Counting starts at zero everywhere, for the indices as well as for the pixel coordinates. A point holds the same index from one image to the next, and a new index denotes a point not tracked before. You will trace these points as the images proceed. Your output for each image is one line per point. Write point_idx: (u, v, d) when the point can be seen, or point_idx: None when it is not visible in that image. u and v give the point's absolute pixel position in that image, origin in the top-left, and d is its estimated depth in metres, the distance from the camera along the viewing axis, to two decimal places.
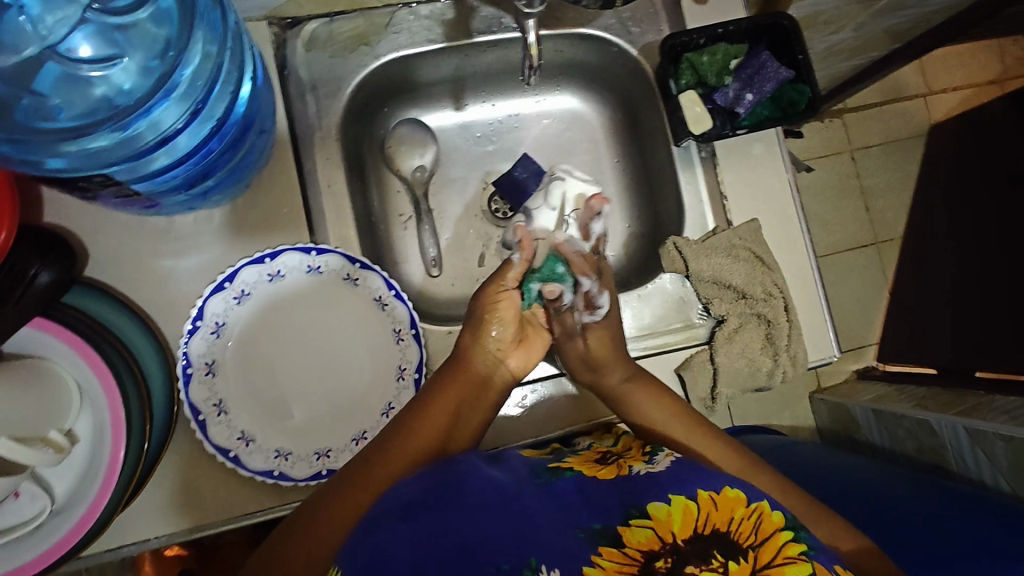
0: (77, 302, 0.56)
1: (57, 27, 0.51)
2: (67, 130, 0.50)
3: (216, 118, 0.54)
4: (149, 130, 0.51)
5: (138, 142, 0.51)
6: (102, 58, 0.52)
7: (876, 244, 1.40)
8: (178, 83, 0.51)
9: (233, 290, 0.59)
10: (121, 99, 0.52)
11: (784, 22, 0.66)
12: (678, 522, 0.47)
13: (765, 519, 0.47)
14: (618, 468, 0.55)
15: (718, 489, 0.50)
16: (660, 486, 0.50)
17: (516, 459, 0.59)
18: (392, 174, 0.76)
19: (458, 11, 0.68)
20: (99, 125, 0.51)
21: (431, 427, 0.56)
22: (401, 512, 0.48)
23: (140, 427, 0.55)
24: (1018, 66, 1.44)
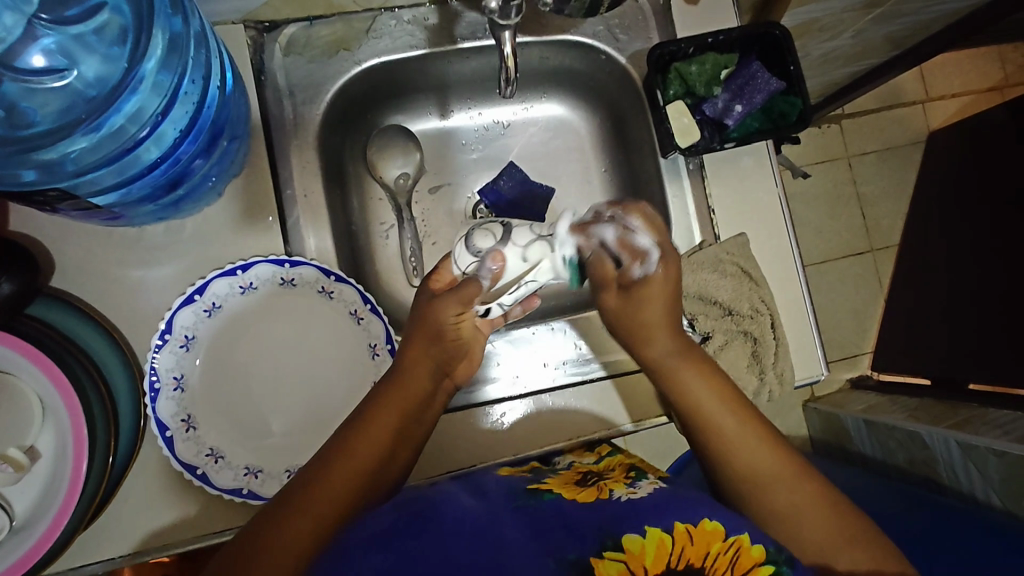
0: (41, 314, 0.55)
1: (14, 30, 0.50)
2: (34, 137, 0.50)
3: (187, 117, 0.52)
4: (119, 131, 0.51)
5: (112, 143, 0.51)
6: (61, 67, 0.51)
7: (872, 252, 1.38)
8: (143, 81, 0.50)
9: (203, 302, 0.58)
10: (87, 103, 0.51)
11: (776, 32, 0.63)
12: (651, 555, 0.45)
13: (742, 554, 0.46)
14: (598, 491, 0.53)
15: (696, 521, 0.48)
16: (637, 516, 0.48)
17: (494, 481, 0.58)
18: (374, 180, 0.75)
19: (441, 15, 0.66)
20: (68, 130, 0.50)
21: (371, 441, 0.55)
22: (369, 538, 0.47)
23: (105, 439, 0.53)
24: (1018, 73, 1.42)
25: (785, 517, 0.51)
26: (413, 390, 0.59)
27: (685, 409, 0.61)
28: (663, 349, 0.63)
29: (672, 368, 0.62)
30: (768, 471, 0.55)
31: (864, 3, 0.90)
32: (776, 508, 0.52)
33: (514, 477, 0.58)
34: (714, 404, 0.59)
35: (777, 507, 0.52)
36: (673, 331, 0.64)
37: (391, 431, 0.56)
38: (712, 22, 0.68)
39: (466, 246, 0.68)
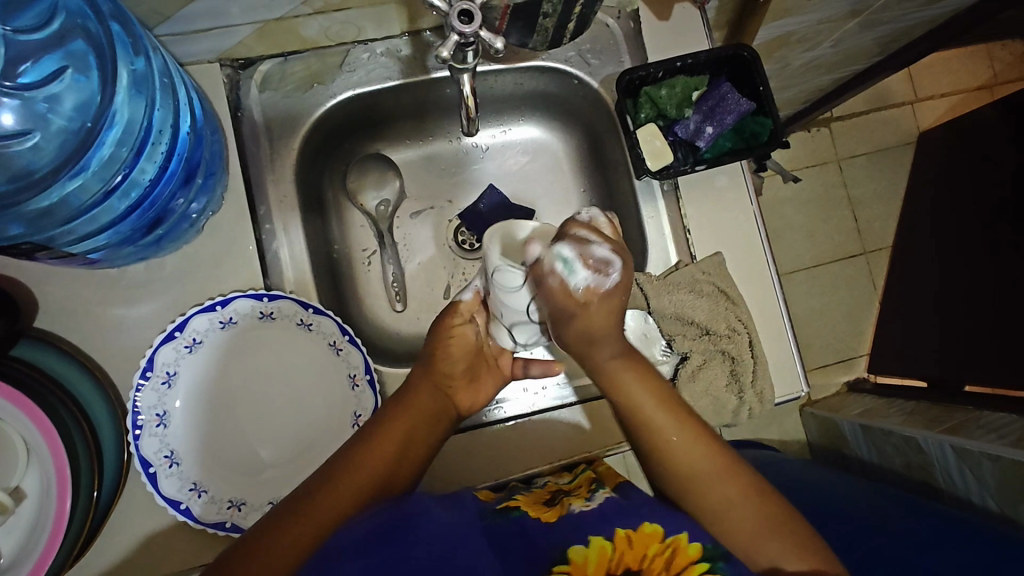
0: (24, 355, 0.55)
1: None
2: (13, 194, 0.51)
3: (162, 157, 0.53)
4: (95, 178, 0.52)
5: (92, 188, 0.52)
6: (34, 123, 0.53)
7: (865, 255, 1.38)
8: (115, 127, 0.51)
9: (184, 339, 0.58)
10: (61, 155, 0.52)
11: (744, 53, 0.65)
12: (594, 562, 0.46)
13: (679, 554, 0.47)
14: (559, 508, 0.54)
15: (637, 525, 0.49)
16: (582, 527, 0.49)
17: (470, 499, 0.58)
18: (354, 208, 0.76)
19: (414, 46, 0.67)
20: (47, 183, 0.52)
21: (379, 455, 0.56)
22: (348, 546, 0.47)
23: (88, 477, 0.54)
24: (1007, 70, 1.42)
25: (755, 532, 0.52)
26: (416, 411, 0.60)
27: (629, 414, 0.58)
28: (656, 414, 0.57)
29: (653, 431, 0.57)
30: (705, 471, 0.55)
31: (845, 11, 0.90)
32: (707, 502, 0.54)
33: (487, 499, 0.58)
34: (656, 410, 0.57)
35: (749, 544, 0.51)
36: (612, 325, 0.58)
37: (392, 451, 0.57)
38: (682, 43, 0.68)
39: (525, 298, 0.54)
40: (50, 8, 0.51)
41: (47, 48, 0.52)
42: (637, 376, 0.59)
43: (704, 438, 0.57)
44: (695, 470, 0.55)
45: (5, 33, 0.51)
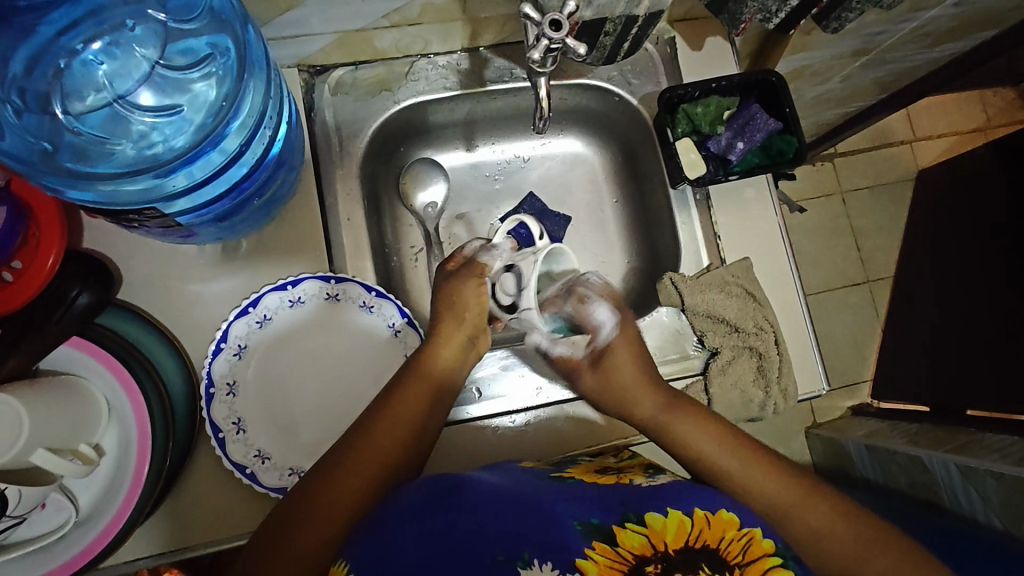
0: (109, 322, 0.60)
1: (120, 77, 0.55)
2: (117, 174, 0.52)
3: (253, 160, 0.56)
4: (189, 172, 0.53)
5: (184, 179, 0.53)
6: (158, 107, 0.55)
7: (868, 283, 1.45)
8: (225, 129, 0.54)
9: (256, 314, 0.63)
10: (172, 144, 0.54)
11: (772, 78, 0.72)
12: (672, 532, 0.49)
13: (754, 544, 0.50)
14: (619, 478, 0.58)
15: (714, 510, 0.52)
16: (659, 498, 0.53)
17: (515, 467, 0.62)
18: (406, 209, 0.81)
19: (472, 61, 0.73)
20: (141, 170, 0.53)
21: (391, 426, 0.58)
22: (400, 513, 0.51)
23: (162, 430, 0.59)
24: (1000, 115, 1.52)
25: (811, 538, 0.54)
26: (438, 371, 0.64)
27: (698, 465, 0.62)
28: (648, 408, 0.66)
29: (669, 424, 0.64)
30: (778, 500, 0.57)
31: (853, 51, 0.99)
32: (792, 520, 0.55)
33: (537, 468, 0.62)
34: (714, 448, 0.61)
35: (796, 529, 0.55)
36: (655, 388, 0.67)
37: (421, 406, 0.61)
38: (714, 69, 0.76)
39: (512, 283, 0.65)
40: (202, 7, 0.55)
41: (187, 40, 0.55)
42: (643, 383, 0.67)
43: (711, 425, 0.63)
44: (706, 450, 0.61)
45: (161, 20, 0.54)
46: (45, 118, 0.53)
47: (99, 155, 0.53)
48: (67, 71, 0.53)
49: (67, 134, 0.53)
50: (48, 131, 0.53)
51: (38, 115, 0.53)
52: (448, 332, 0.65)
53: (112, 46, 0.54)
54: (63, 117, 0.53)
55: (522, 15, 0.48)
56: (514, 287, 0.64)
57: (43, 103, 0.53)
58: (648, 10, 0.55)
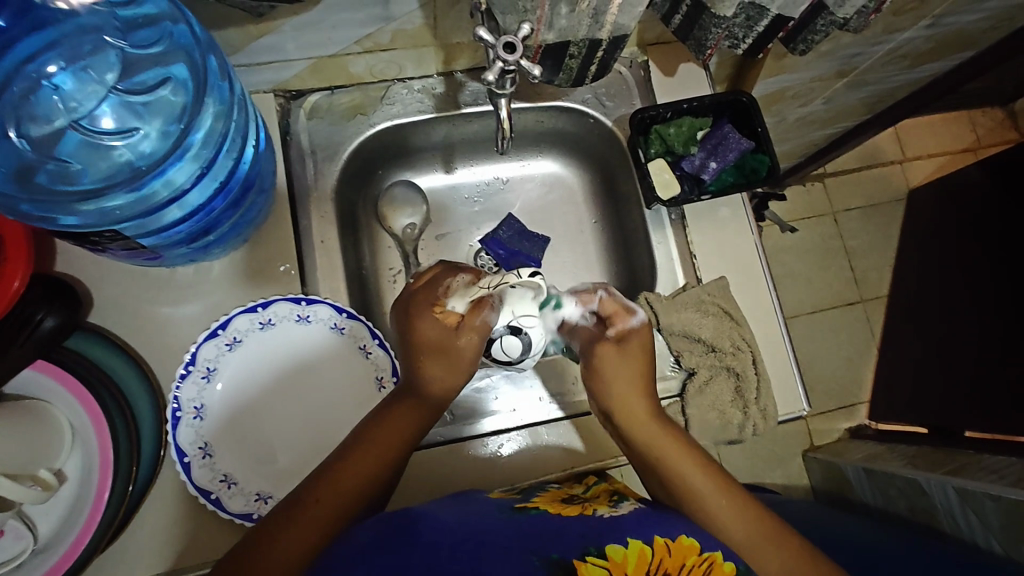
0: (77, 346, 0.60)
1: (86, 102, 0.55)
2: (85, 193, 0.53)
3: (217, 181, 0.57)
4: (159, 190, 0.54)
5: (151, 201, 0.54)
6: (121, 131, 0.55)
7: (862, 303, 1.43)
8: (188, 145, 0.54)
9: (225, 337, 0.63)
10: (136, 164, 0.55)
11: (744, 99, 0.72)
12: (634, 564, 0.49)
13: (716, 568, 0.50)
14: (583, 509, 0.57)
15: (675, 537, 0.52)
16: (619, 530, 0.52)
17: (481, 500, 0.60)
18: (384, 231, 0.81)
19: (447, 85, 0.74)
20: (115, 186, 0.54)
21: (375, 449, 0.58)
22: (354, 555, 0.49)
23: (127, 455, 0.58)
24: (989, 135, 1.52)
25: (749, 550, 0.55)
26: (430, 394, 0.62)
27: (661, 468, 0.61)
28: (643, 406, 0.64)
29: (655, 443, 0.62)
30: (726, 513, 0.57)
31: (833, 72, 0.99)
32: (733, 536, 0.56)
33: (500, 498, 0.60)
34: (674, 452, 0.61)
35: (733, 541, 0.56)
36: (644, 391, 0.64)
37: (391, 445, 0.58)
38: (688, 91, 0.77)
39: (511, 341, 0.64)
40: (156, 30, 0.54)
41: (148, 65, 0.55)
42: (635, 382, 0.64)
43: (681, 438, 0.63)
44: (671, 464, 0.61)
45: (119, 48, 0.55)
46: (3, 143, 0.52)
47: (69, 178, 0.53)
48: (31, 97, 0.53)
49: (25, 158, 0.53)
50: (14, 158, 0.52)
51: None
52: (439, 361, 0.62)
53: (73, 75, 0.54)
54: (21, 142, 0.53)
55: (477, 39, 0.49)
56: (519, 352, 0.65)
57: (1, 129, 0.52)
58: (610, 34, 0.55)
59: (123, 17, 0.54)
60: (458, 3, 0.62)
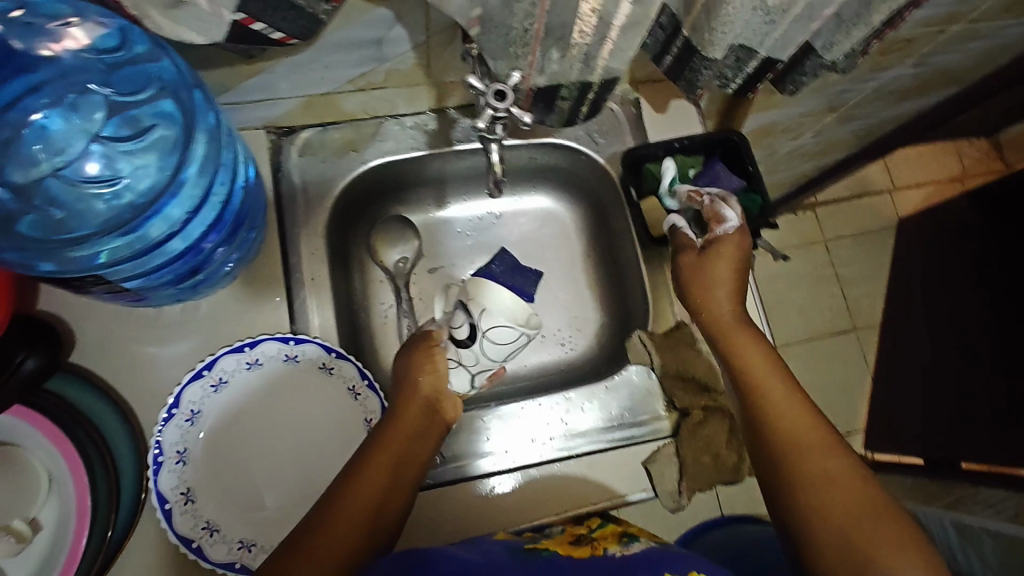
0: (57, 389, 0.58)
1: (73, 146, 0.54)
2: (75, 240, 0.52)
3: (203, 225, 0.55)
4: (154, 234, 0.53)
5: (144, 241, 0.53)
6: (108, 176, 0.55)
7: (857, 332, 1.39)
8: (181, 181, 0.53)
9: (210, 377, 0.61)
10: (123, 207, 0.54)
11: (734, 138, 0.73)
12: None
13: None
14: (593, 549, 0.56)
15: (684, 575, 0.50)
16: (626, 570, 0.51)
17: (488, 541, 0.58)
18: (376, 265, 0.81)
19: (439, 122, 0.74)
20: (106, 231, 0.53)
21: (375, 474, 0.55)
22: None
23: (105, 506, 0.55)
24: (975, 166, 1.54)
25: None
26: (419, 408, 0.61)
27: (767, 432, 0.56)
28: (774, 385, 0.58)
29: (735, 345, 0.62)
30: (844, 508, 0.49)
31: (822, 107, 1.01)
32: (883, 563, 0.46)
33: (507, 540, 0.59)
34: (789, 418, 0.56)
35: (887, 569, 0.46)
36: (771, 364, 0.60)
37: (383, 482, 0.55)
38: (679, 130, 0.77)
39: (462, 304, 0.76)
40: (145, 73, 0.53)
41: (133, 107, 0.54)
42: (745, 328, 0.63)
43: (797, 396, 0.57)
44: (767, 411, 0.57)
45: (105, 94, 0.54)
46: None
47: (54, 226, 0.53)
48: (15, 144, 0.53)
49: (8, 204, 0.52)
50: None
51: None
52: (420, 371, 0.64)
53: (59, 117, 0.54)
54: (9, 189, 0.52)
55: (468, 85, 0.50)
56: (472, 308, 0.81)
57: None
58: (602, 77, 0.56)
59: (109, 60, 0.52)
60: (450, 45, 0.62)
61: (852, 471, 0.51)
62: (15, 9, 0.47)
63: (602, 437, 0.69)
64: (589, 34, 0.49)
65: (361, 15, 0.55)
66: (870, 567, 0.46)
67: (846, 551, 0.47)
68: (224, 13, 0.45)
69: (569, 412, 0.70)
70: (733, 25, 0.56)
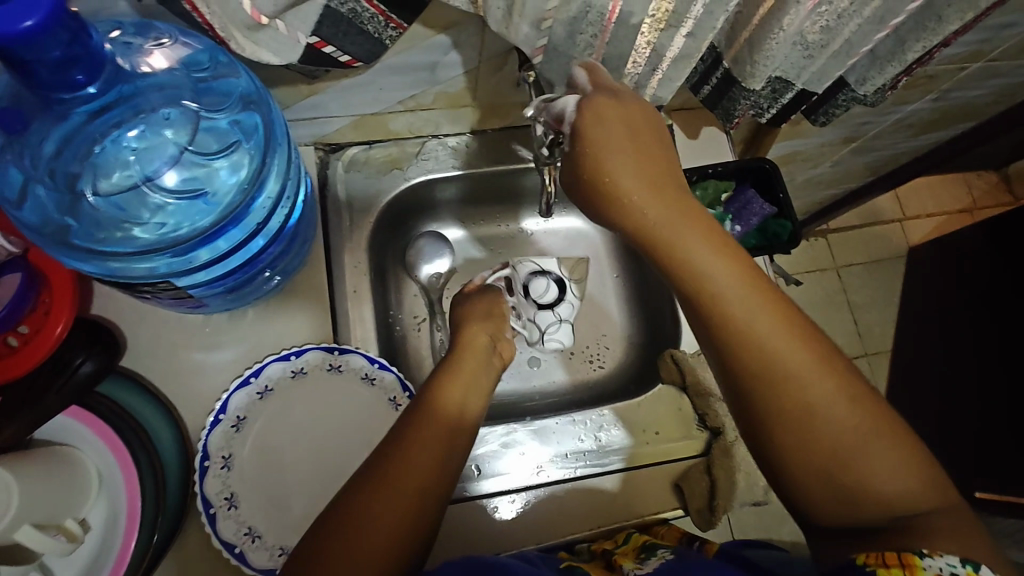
0: (110, 391, 0.60)
1: (148, 157, 0.52)
2: (141, 250, 0.51)
3: (268, 235, 0.58)
4: (217, 246, 0.54)
5: (204, 259, 0.54)
6: (180, 192, 0.53)
7: (867, 357, 1.41)
8: (249, 206, 0.54)
9: (257, 384, 0.63)
10: (194, 220, 0.53)
11: (766, 165, 0.75)
12: None
13: None
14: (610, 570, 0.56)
15: None
16: None
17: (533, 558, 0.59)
18: (410, 279, 0.82)
19: (480, 143, 0.77)
20: (166, 247, 0.52)
21: (420, 459, 0.52)
22: None
23: (154, 505, 0.57)
24: (985, 197, 1.57)
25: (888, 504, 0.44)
26: (454, 401, 0.58)
27: (738, 348, 0.47)
28: (735, 293, 0.47)
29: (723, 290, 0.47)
30: (848, 436, 0.45)
31: (841, 138, 1.04)
32: (862, 478, 0.44)
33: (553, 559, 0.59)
34: (773, 330, 0.46)
35: (865, 482, 0.44)
36: (733, 256, 0.48)
37: (407, 502, 0.50)
38: (711, 156, 0.80)
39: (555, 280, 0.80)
40: (231, 95, 0.53)
41: (218, 130, 0.53)
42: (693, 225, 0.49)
43: (795, 318, 0.47)
44: (780, 351, 0.46)
45: (192, 109, 0.52)
46: (70, 201, 0.50)
47: (119, 238, 0.51)
48: (96, 152, 0.50)
49: (87, 215, 0.51)
50: (68, 208, 0.50)
51: (52, 195, 0.49)
52: (466, 363, 0.62)
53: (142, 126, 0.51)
54: (92, 200, 0.51)
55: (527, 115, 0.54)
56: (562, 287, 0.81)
57: (70, 187, 0.50)
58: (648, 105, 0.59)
59: (200, 81, 0.52)
60: (500, 70, 0.65)
61: (842, 378, 0.46)
62: (116, 26, 0.47)
63: (633, 455, 0.70)
64: (641, 65, 0.52)
65: (421, 41, 0.57)
66: (856, 490, 0.44)
67: (838, 483, 0.44)
68: (300, 37, 0.48)
69: (601, 430, 0.71)
70: (773, 60, 0.58)
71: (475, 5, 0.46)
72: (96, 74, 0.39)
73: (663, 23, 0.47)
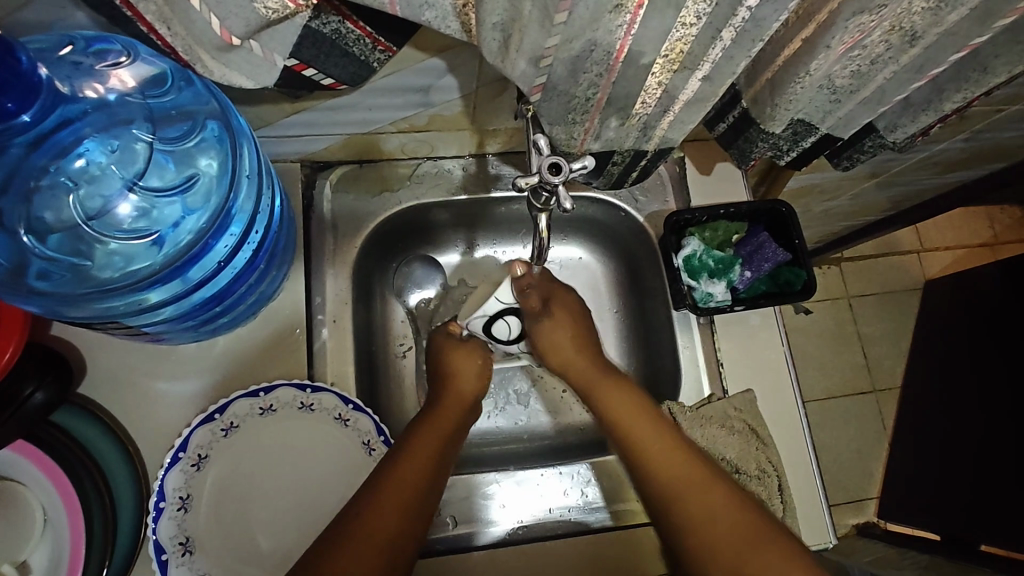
0: (65, 422, 0.56)
1: (104, 187, 0.50)
2: (99, 291, 0.49)
3: (236, 268, 0.55)
4: (171, 287, 0.52)
5: (172, 289, 0.52)
6: (141, 221, 0.51)
7: (874, 394, 1.35)
8: (221, 231, 0.52)
9: (221, 421, 0.59)
10: (145, 261, 0.51)
11: (782, 208, 0.70)
12: None
13: None
14: None
15: None
16: None
17: None
18: (397, 303, 0.78)
19: (479, 166, 0.73)
20: (135, 280, 0.50)
21: (431, 440, 0.57)
22: None
23: (100, 549, 0.53)
24: (1008, 232, 1.44)
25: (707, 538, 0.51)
26: (457, 396, 0.65)
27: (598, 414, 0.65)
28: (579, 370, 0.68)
29: (596, 390, 0.65)
30: (677, 477, 0.55)
31: (865, 173, 0.97)
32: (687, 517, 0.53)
33: None
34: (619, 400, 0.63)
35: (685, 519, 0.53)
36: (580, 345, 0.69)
37: (404, 500, 0.51)
38: (725, 193, 0.75)
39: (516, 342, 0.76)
40: (191, 123, 0.51)
41: (177, 155, 0.51)
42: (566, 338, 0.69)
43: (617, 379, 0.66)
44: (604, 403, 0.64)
45: (148, 135, 0.50)
46: (5, 237, 0.47)
47: (80, 275, 0.49)
48: (40, 191, 0.48)
49: (42, 252, 0.48)
50: (13, 249, 0.47)
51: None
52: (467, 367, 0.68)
53: (97, 149, 0.49)
54: (28, 239, 0.48)
55: (516, 185, 0.48)
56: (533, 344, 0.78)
57: (13, 225, 0.47)
58: (656, 146, 0.54)
59: (157, 109, 0.50)
60: (500, 97, 0.61)
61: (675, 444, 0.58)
62: (66, 43, 0.44)
63: (618, 512, 0.66)
64: (651, 105, 0.47)
65: (413, 64, 0.53)
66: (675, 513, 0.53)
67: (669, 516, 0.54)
68: (276, 59, 0.43)
69: (588, 484, 0.67)
70: (796, 103, 0.53)
71: (469, 34, 0.42)
72: (27, 99, 0.39)
73: (677, 64, 0.42)
